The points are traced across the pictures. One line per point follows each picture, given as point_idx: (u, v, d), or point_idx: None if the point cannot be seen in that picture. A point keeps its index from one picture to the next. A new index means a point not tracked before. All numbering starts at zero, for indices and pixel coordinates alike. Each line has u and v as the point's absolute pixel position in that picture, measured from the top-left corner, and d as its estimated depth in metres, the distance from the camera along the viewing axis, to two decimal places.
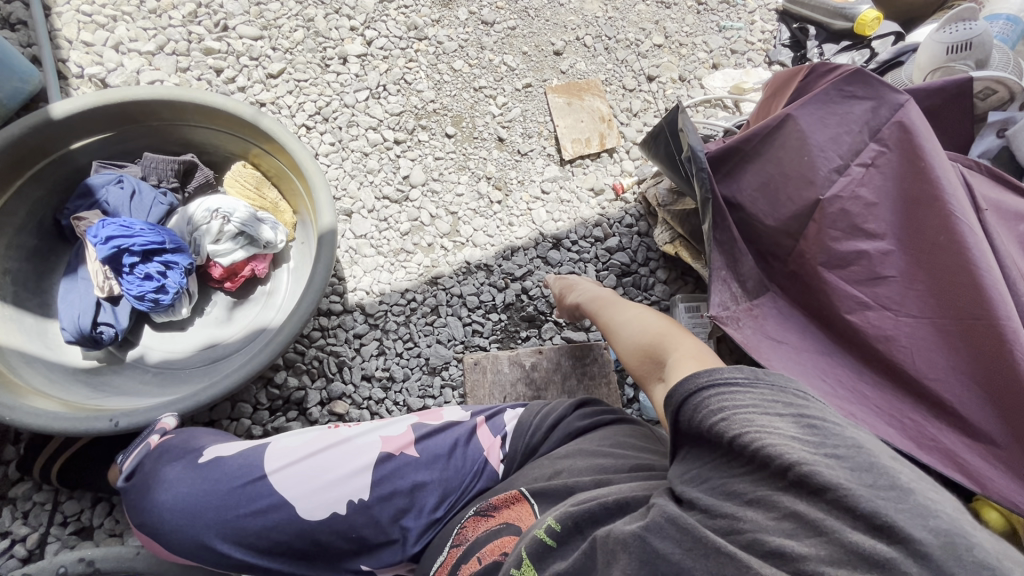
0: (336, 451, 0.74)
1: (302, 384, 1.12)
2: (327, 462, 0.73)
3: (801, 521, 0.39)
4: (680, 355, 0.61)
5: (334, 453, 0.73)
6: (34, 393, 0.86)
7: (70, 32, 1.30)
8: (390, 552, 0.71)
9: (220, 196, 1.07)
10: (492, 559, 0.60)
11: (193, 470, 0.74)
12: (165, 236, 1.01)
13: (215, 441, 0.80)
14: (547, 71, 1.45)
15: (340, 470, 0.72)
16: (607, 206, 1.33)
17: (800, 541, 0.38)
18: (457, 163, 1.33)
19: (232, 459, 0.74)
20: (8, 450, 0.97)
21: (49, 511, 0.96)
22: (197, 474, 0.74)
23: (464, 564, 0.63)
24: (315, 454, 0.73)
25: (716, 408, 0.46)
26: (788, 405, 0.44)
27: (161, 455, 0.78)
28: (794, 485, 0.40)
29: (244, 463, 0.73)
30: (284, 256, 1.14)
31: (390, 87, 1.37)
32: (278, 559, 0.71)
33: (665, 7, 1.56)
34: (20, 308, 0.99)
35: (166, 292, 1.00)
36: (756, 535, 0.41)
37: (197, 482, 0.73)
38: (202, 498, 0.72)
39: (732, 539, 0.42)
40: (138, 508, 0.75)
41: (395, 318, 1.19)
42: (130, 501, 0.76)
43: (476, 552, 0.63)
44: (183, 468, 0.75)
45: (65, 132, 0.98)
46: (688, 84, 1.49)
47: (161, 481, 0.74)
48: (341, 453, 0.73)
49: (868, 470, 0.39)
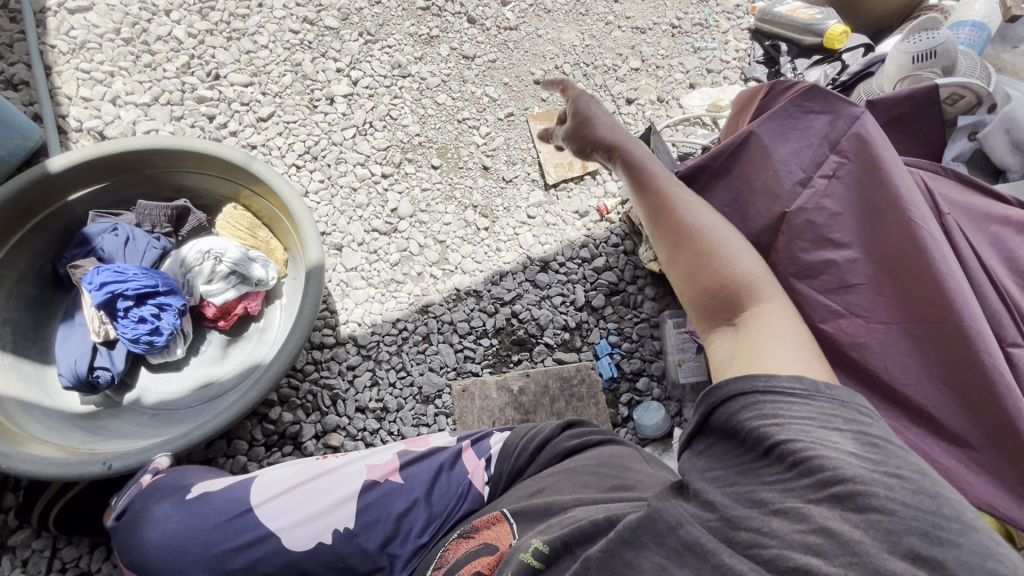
0: (323, 481, 0.74)
1: (296, 418, 1.13)
2: (314, 492, 0.73)
3: (833, 539, 0.39)
4: (765, 314, 0.57)
5: (321, 483, 0.74)
6: (32, 440, 0.88)
7: (70, 89, 1.36)
8: None
9: (212, 236, 1.10)
10: None
11: (182, 507, 0.75)
12: (158, 279, 1.03)
13: (205, 477, 0.81)
14: (528, 100, 1.49)
15: (329, 501, 0.72)
16: (592, 227, 1.35)
17: (827, 560, 0.39)
18: (444, 193, 1.36)
19: (219, 494, 0.75)
20: (8, 498, 0.99)
21: (48, 558, 0.97)
22: (185, 512, 0.74)
23: None
24: (301, 486, 0.74)
25: (767, 412, 0.46)
26: (840, 428, 0.44)
27: (151, 495, 0.78)
28: (832, 500, 0.41)
29: (231, 498, 0.74)
30: (276, 292, 1.16)
31: (376, 123, 1.42)
32: None
33: (641, 32, 1.61)
34: (19, 356, 1.01)
35: (160, 333, 1.02)
36: (780, 552, 0.41)
37: (187, 519, 0.73)
38: (189, 536, 0.72)
39: (750, 553, 0.42)
40: (129, 548, 0.75)
41: (387, 348, 1.20)
42: (120, 543, 0.77)
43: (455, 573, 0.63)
44: (171, 507, 0.75)
45: (61, 184, 1.03)
46: (666, 105, 1.52)
47: (149, 520, 0.75)
48: (326, 482, 0.74)
49: (918, 492, 0.39)
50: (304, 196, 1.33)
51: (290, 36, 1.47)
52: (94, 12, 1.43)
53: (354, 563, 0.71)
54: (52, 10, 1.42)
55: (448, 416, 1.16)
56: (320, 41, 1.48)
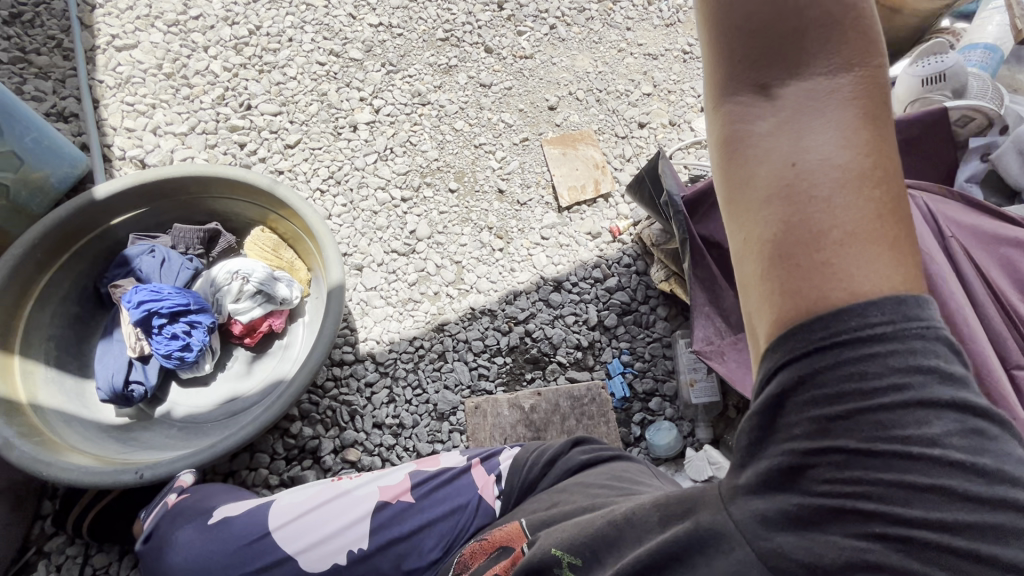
0: (331, 504, 0.78)
1: (316, 433, 1.17)
2: (323, 514, 0.77)
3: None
4: (815, 126, 0.38)
5: (326, 505, 0.78)
6: (70, 449, 0.93)
7: (115, 120, 1.47)
8: None
9: (240, 258, 1.16)
10: None
11: (205, 531, 0.80)
12: (190, 298, 1.10)
13: (227, 500, 0.86)
14: (543, 125, 1.54)
15: (337, 522, 0.76)
16: (605, 248, 1.37)
17: None
18: (460, 216, 1.41)
19: (239, 519, 0.80)
20: (45, 505, 1.04)
21: (80, 564, 1.01)
22: (208, 536, 0.79)
23: None
24: (304, 512, 0.77)
25: (856, 409, 0.36)
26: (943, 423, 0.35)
27: (176, 519, 0.83)
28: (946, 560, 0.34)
29: (249, 523, 0.78)
30: (299, 311, 1.21)
31: (397, 149, 1.48)
32: None
33: (653, 58, 1.65)
34: (61, 370, 1.08)
35: (190, 349, 1.08)
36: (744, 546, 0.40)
37: (211, 540, 0.79)
38: (212, 558, 0.77)
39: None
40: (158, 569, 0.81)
41: (404, 365, 1.24)
42: (149, 564, 0.82)
43: None
44: (195, 530, 0.80)
45: (105, 210, 1.10)
46: (678, 128, 1.56)
47: (175, 543, 0.80)
48: (334, 503, 0.78)
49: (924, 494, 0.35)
50: (327, 219, 1.40)
51: (318, 68, 1.56)
52: (140, 50, 1.54)
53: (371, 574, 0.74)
54: (101, 48, 1.54)
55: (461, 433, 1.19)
56: (345, 72, 1.56)
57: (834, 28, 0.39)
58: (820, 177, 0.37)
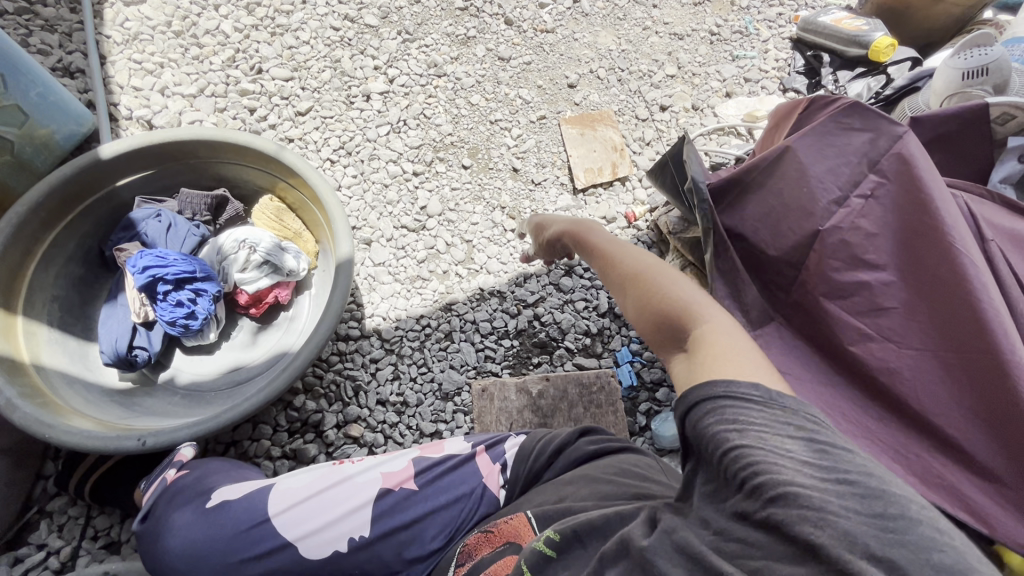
0: (326, 491, 0.76)
1: (320, 407, 1.16)
2: (320, 500, 0.76)
3: None
4: (714, 330, 0.52)
5: (321, 492, 0.77)
6: (73, 412, 0.92)
7: (122, 78, 1.42)
8: None
9: (249, 227, 1.14)
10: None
11: (202, 516, 0.78)
12: (196, 265, 1.08)
13: (228, 480, 0.84)
14: (561, 104, 1.49)
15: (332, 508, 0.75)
16: (619, 233, 1.34)
17: None
18: (472, 193, 1.38)
19: (236, 504, 0.78)
20: (48, 465, 1.04)
21: (82, 525, 1.02)
22: (206, 521, 0.77)
23: None
24: (297, 499, 0.76)
25: (731, 426, 0.43)
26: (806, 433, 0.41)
27: (174, 501, 0.82)
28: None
29: (247, 508, 0.77)
30: (306, 284, 1.20)
31: (410, 121, 1.44)
32: None
33: (678, 38, 1.59)
34: (65, 332, 1.07)
35: (195, 317, 1.06)
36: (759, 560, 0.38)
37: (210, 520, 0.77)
38: (209, 544, 0.75)
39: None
40: (153, 552, 0.79)
41: (410, 343, 1.23)
42: (145, 547, 0.80)
43: (480, 571, 0.63)
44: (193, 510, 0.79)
45: (111, 171, 1.08)
46: (701, 113, 1.51)
47: (172, 528, 0.78)
48: (330, 489, 0.76)
49: (874, 499, 0.37)
50: (336, 191, 1.36)
51: (332, 34, 1.51)
52: (148, 6, 1.49)
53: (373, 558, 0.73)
54: (109, 2, 1.49)
55: (466, 413, 1.17)
56: (360, 38, 1.51)
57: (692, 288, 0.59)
58: (708, 349, 0.50)
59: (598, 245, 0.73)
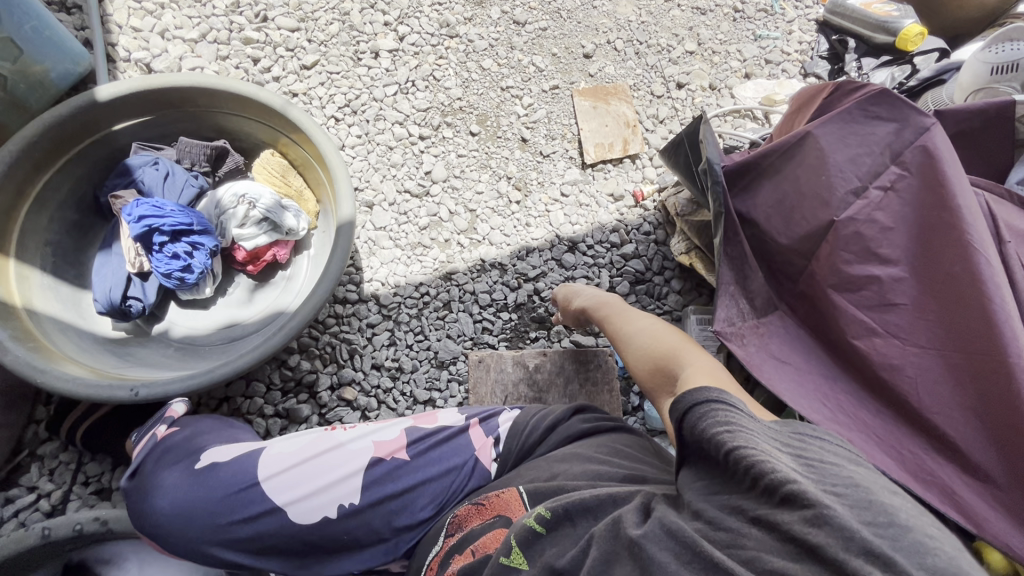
0: (323, 453, 0.77)
1: (314, 368, 1.16)
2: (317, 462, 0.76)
3: None
4: (699, 370, 0.60)
5: (318, 452, 0.77)
6: (65, 359, 0.91)
7: (121, 17, 1.37)
8: (381, 549, 0.74)
9: (248, 181, 1.11)
10: (484, 552, 0.60)
11: (190, 475, 0.78)
12: (193, 218, 1.05)
13: (217, 442, 0.84)
14: (575, 74, 1.45)
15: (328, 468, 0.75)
16: (626, 212, 1.32)
17: None
18: (479, 161, 1.35)
19: (226, 466, 0.78)
20: (40, 410, 1.04)
21: (73, 471, 1.02)
22: (195, 480, 0.77)
23: (458, 552, 0.63)
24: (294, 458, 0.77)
25: (731, 425, 0.43)
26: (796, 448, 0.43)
27: (162, 458, 0.82)
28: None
29: (239, 469, 0.77)
30: (305, 244, 1.18)
31: (419, 83, 1.39)
32: (273, 560, 0.75)
33: (701, 13, 1.54)
34: (58, 278, 1.05)
35: (191, 271, 1.05)
36: (757, 554, 0.38)
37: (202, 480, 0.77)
38: (198, 501, 0.75)
39: None
40: (139, 510, 0.79)
41: (408, 310, 1.22)
42: (131, 505, 0.79)
43: (470, 544, 0.63)
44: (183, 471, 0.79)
45: (108, 115, 1.04)
46: (718, 93, 1.47)
47: (159, 486, 0.78)
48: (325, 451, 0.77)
49: (867, 508, 0.37)
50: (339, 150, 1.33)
51: None
52: None
53: (363, 524, 0.74)
54: None
55: (461, 383, 1.17)
56: None
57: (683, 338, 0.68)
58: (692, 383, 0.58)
59: (609, 311, 0.84)
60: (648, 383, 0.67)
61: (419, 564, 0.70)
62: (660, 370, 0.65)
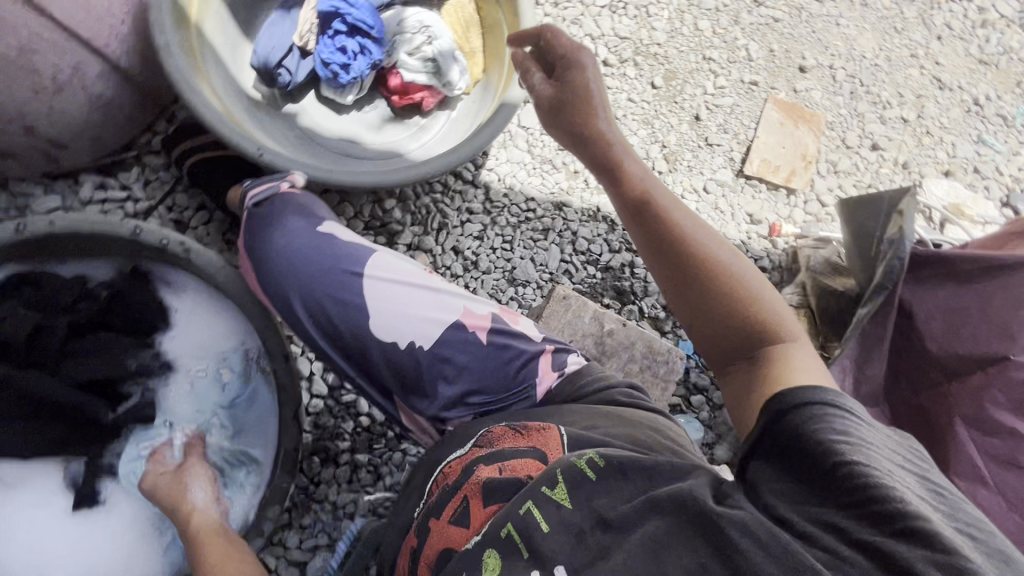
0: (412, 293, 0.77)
1: (402, 221, 1.16)
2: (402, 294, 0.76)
3: None
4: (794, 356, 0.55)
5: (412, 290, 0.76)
6: (209, 88, 0.92)
7: None
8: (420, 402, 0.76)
9: (437, 16, 1.08)
10: (514, 474, 0.58)
11: (313, 232, 0.79)
12: (375, 23, 1.03)
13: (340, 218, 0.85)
14: (781, 81, 1.34)
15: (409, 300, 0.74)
16: (755, 239, 1.24)
17: None
18: (645, 114, 1.27)
19: (342, 243, 0.79)
20: (161, 124, 1.07)
21: (164, 191, 1.06)
22: (313, 238, 0.78)
23: (484, 461, 0.62)
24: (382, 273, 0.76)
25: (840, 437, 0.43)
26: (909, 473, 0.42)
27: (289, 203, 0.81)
28: None
29: (350, 252, 0.78)
30: (452, 103, 1.14)
31: (629, 9, 1.31)
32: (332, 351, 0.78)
33: (938, 86, 1.39)
34: (230, 13, 1.05)
35: (348, 72, 1.03)
36: None
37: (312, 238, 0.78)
38: (303, 260, 0.77)
39: None
40: (255, 235, 0.80)
41: (509, 217, 1.19)
42: (248, 225, 0.81)
43: (499, 460, 0.61)
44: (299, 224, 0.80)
45: None
46: (908, 174, 1.34)
47: (281, 224, 0.79)
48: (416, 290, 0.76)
49: None
50: None
51: None
52: None
53: (415, 373, 0.75)
54: None
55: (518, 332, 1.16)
56: None
57: (790, 331, 0.58)
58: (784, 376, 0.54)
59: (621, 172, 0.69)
60: (692, 320, 0.62)
61: (439, 456, 0.70)
62: (727, 322, 0.59)
